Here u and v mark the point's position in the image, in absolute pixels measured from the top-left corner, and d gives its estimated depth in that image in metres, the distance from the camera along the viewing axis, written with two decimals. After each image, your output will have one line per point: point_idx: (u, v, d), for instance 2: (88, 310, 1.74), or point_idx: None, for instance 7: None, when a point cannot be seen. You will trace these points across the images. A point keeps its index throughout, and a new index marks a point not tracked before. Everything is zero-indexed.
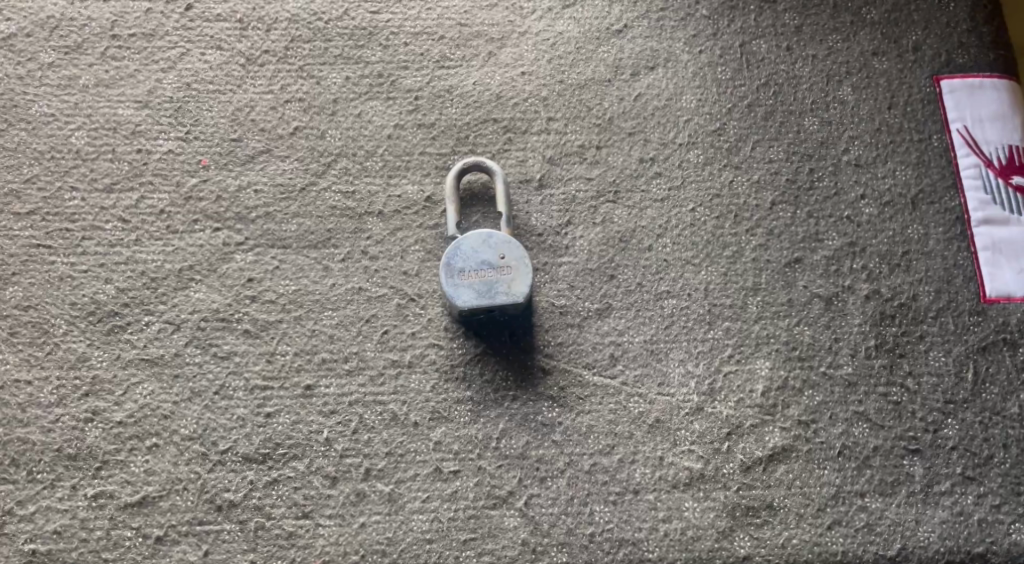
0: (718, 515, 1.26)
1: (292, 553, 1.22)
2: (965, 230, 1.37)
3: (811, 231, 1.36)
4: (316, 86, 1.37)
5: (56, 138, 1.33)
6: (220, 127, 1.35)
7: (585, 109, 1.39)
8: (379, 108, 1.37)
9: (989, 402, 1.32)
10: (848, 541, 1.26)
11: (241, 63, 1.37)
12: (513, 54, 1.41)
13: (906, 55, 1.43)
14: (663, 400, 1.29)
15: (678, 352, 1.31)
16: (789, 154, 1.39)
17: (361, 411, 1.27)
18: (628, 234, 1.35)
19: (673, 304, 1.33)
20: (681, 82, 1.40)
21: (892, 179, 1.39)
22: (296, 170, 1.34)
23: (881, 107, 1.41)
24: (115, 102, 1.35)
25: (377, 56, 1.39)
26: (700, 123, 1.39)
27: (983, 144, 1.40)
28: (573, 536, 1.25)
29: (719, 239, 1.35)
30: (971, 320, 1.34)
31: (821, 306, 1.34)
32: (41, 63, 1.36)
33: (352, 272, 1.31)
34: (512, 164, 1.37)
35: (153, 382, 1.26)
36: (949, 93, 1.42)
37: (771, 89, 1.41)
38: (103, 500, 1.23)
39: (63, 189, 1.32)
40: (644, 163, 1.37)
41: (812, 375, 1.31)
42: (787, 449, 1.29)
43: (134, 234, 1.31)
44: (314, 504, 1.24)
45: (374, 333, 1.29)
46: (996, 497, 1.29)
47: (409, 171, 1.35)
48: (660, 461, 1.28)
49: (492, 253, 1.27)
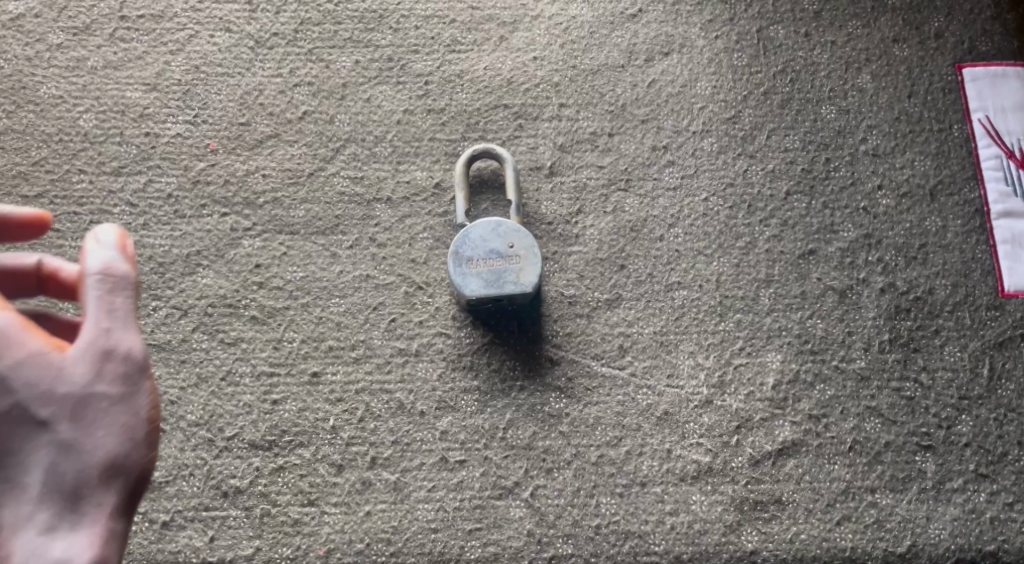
0: (726, 509, 1.25)
1: (297, 541, 1.22)
2: (984, 223, 1.35)
3: (826, 222, 1.34)
4: (326, 70, 1.36)
5: (65, 120, 1.33)
6: (228, 111, 1.34)
7: (597, 95, 1.37)
8: (389, 93, 1.35)
9: (1005, 398, 1.30)
10: (857, 537, 1.25)
11: (250, 45, 1.36)
12: (525, 38, 1.39)
13: (928, 42, 1.40)
14: (672, 392, 1.28)
15: (688, 343, 1.30)
16: (805, 143, 1.36)
17: (368, 400, 1.26)
18: (639, 223, 1.33)
19: (684, 294, 1.31)
20: (696, 69, 1.38)
21: (910, 169, 1.36)
22: (304, 156, 1.33)
23: (901, 95, 1.38)
24: (124, 85, 1.34)
25: (388, 39, 1.37)
26: (715, 110, 1.37)
27: (1005, 135, 1.37)
28: (579, 528, 1.24)
29: (733, 230, 1.33)
30: (988, 315, 1.32)
31: (835, 299, 1.32)
32: (49, 44, 1.35)
33: (359, 259, 1.30)
34: (523, 152, 1.35)
35: (160, 367, 1.26)
36: (971, 82, 1.39)
37: (789, 76, 1.39)
38: None
39: (71, 172, 1.31)
40: (656, 151, 1.36)
41: (824, 369, 1.30)
42: (797, 443, 1.27)
43: (142, 218, 1.30)
44: (320, 492, 1.24)
45: (382, 321, 1.28)
46: (1009, 496, 1.27)
47: (419, 157, 1.34)
48: (668, 453, 1.27)
49: (500, 241, 1.26)
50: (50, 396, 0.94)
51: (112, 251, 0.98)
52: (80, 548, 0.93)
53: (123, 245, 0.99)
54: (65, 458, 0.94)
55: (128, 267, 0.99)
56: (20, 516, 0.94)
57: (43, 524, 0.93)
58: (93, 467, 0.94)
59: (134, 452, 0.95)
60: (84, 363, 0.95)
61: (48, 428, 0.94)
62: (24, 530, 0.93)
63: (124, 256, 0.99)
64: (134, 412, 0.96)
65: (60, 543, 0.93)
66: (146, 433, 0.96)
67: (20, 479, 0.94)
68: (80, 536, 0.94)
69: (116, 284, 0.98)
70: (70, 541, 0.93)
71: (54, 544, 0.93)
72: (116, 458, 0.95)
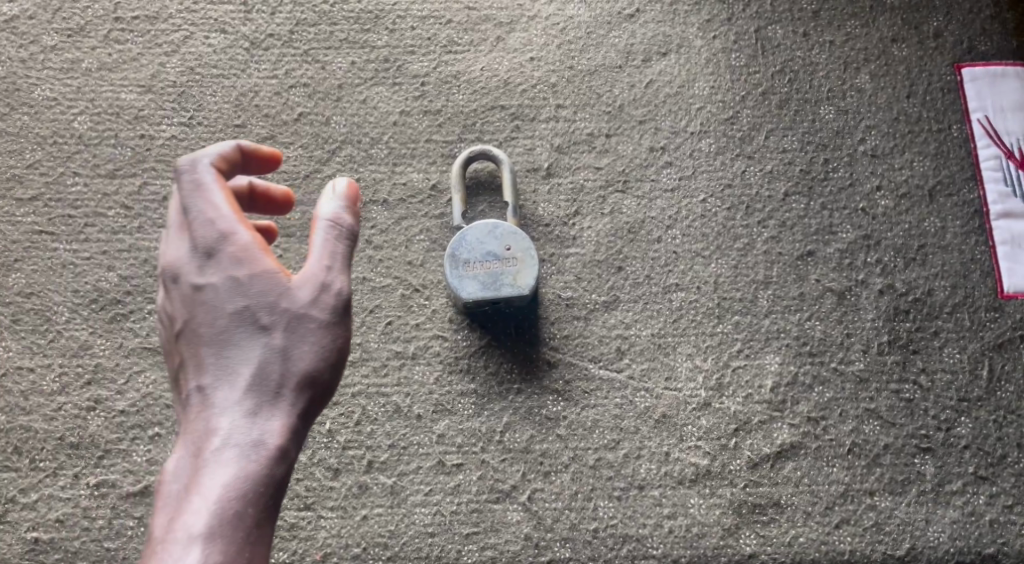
0: (724, 512, 1.25)
1: (293, 545, 1.22)
2: (983, 224, 1.34)
3: (825, 223, 1.33)
4: (322, 71, 1.35)
5: (59, 122, 1.32)
6: (224, 113, 1.33)
7: (595, 96, 1.36)
8: (385, 94, 1.35)
9: (1004, 400, 1.29)
10: (856, 540, 1.25)
11: (245, 47, 1.36)
12: (522, 38, 1.38)
13: (927, 41, 1.40)
14: (670, 395, 1.28)
15: (686, 346, 1.29)
16: (804, 144, 1.36)
17: (364, 403, 1.26)
18: (637, 225, 1.33)
19: (682, 296, 1.31)
20: (694, 69, 1.37)
21: (909, 170, 1.35)
22: (300, 158, 1.32)
23: (900, 96, 1.38)
24: (118, 86, 1.33)
25: (384, 40, 1.37)
26: (713, 111, 1.36)
27: (1004, 135, 1.36)
28: (576, 531, 1.24)
29: (731, 231, 1.33)
30: (987, 316, 1.31)
31: (834, 300, 1.31)
32: (44, 45, 1.34)
33: (355, 262, 1.29)
34: (520, 153, 1.34)
35: (156, 371, 1.25)
36: (970, 82, 1.38)
37: (787, 76, 1.38)
38: (105, 489, 1.22)
39: (66, 174, 1.30)
40: (654, 152, 1.35)
41: (822, 371, 1.29)
42: (795, 446, 1.27)
43: (137, 221, 1.29)
44: (316, 496, 1.23)
45: (378, 325, 1.28)
46: (1009, 498, 1.26)
47: (415, 159, 1.33)
48: (666, 456, 1.26)
49: (498, 243, 1.25)
50: (274, 309, 0.97)
51: (342, 200, 1.02)
52: (272, 438, 0.95)
53: (354, 196, 1.03)
54: (275, 361, 0.96)
55: (355, 218, 1.03)
56: (224, 402, 0.95)
57: (242, 412, 0.95)
58: (299, 371, 0.96)
59: (326, 372, 0.97)
60: (316, 284, 0.98)
61: (272, 330, 0.96)
62: (221, 415, 0.94)
63: (349, 205, 1.02)
64: (333, 338, 0.98)
65: (255, 431, 0.94)
66: (339, 358, 0.98)
67: (227, 371, 0.96)
68: (273, 431, 0.95)
69: (343, 232, 1.01)
70: (263, 432, 0.94)
71: (247, 430, 0.94)
72: (317, 368, 0.97)
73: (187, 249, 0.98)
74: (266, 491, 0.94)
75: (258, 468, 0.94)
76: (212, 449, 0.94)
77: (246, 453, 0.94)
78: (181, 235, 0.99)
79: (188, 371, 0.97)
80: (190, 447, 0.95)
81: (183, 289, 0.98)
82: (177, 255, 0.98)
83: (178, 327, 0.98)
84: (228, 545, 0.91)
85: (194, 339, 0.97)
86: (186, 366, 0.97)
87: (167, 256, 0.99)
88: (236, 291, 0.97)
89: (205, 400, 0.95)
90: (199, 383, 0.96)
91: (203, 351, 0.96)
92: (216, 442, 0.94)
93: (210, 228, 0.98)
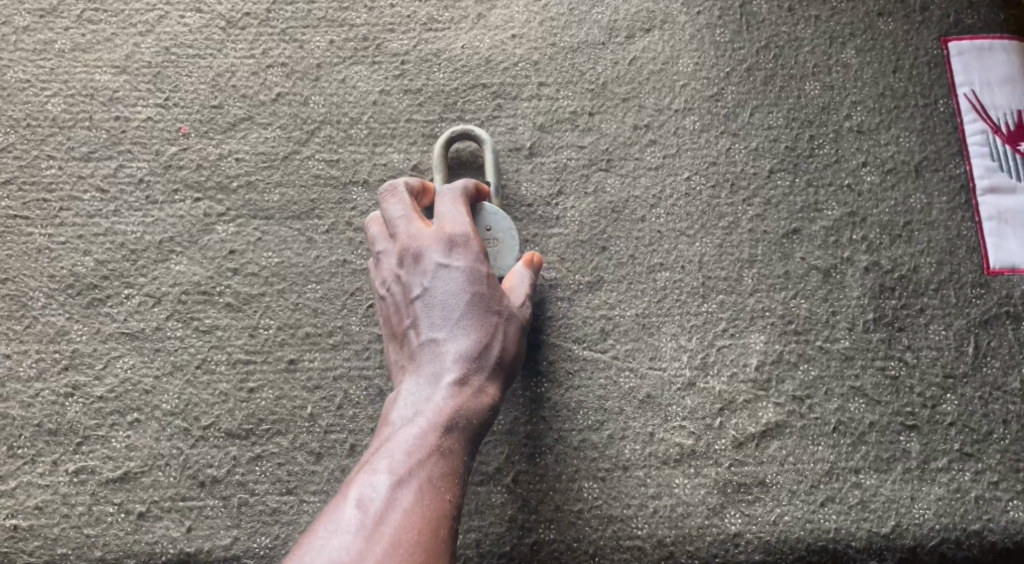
0: (709, 492, 1.24)
1: (276, 530, 1.20)
2: (970, 199, 1.33)
3: (810, 200, 1.32)
4: (299, 51, 1.34)
5: (32, 104, 1.31)
6: (200, 94, 1.32)
7: (577, 74, 1.35)
8: (364, 73, 1.33)
9: (990, 376, 1.28)
10: (841, 518, 1.24)
11: (221, 26, 1.35)
12: (503, 16, 1.36)
13: (913, 15, 1.38)
14: (654, 375, 1.27)
15: (670, 326, 1.28)
16: (788, 120, 1.34)
17: (346, 386, 1.24)
18: (621, 204, 1.31)
19: (666, 276, 1.29)
20: (677, 45, 1.36)
21: (895, 146, 1.34)
22: (279, 139, 1.31)
23: (886, 70, 1.36)
24: (92, 68, 1.33)
25: (362, 18, 1.35)
26: (697, 88, 1.35)
27: (991, 110, 1.35)
28: (561, 512, 1.23)
29: (715, 209, 1.31)
30: (973, 292, 1.30)
31: (819, 279, 1.30)
32: (16, 27, 1.34)
33: (336, 244, 1.28)
34: (502, 132, 1.33)
35: (134, 356, 1.24)
36: (957, 56, 1.37)
37: (772, 52, 1.36)
38: (84, 475, 1.21)
39: (40, 158, 1.30)
40: (638, 130, 1.33)
41: (808, 349, 1.28)
42: (781, 425, 1.26)
43: (113, 205, 1.29)
44: (298, 480, 1.22)
45: (360, 307, 1.26)
46: (995, 474, 1.26)
47: (396, 139, 1.32)
48: (650, 437, 1.25)
49: (476, 224, 1.24)
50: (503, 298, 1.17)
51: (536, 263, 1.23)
52: (490, 392, 1.13)
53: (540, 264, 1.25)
54: (497, 339, 1.15)
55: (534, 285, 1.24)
56: (455, 351, 1.13)
57: (469, 362, 1.13)
58: (513, 351, 1.16)
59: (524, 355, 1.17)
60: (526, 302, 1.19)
61: (499, 314, 1.16)
62: (451, 360, 1.13)
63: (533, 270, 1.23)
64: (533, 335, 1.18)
65: (477, 382, 1.13)
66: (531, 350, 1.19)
67: (459, 329, 1.14)
68: (492, 387, 1.14)
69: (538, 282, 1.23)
70: (483, 386, 1.13)
71: (473, 380, 1.13)
72: (520, 354, 1.17)
73: (431, 236, 1.17)
74: (477, 430, 1.12)
75: (477, 411, 1.12)
76: (442, 384, 1.12)
77: (469, 395, 1.12)
78: (424, 226, 1.18)
79: (420, 327, 1.15)
80: (419, 378, 1.13)
81: (422, 266, 1.16)
82: (422, 240, 1.17)
83: (415, 292, 1.16)
84: (447, 456, 1.09)
85: (429, 303, 1.15)
86: (420, 321, 1.15)
87: (404, 237, 1.18)
88: (475, 278, 1.16)
89: (437, 347, 1.14)
90: (432, 335, 1.14)
91: (436, 314, 1.15)
92: (445, 380, 1.12)
93: (457, 227, 1.18)
